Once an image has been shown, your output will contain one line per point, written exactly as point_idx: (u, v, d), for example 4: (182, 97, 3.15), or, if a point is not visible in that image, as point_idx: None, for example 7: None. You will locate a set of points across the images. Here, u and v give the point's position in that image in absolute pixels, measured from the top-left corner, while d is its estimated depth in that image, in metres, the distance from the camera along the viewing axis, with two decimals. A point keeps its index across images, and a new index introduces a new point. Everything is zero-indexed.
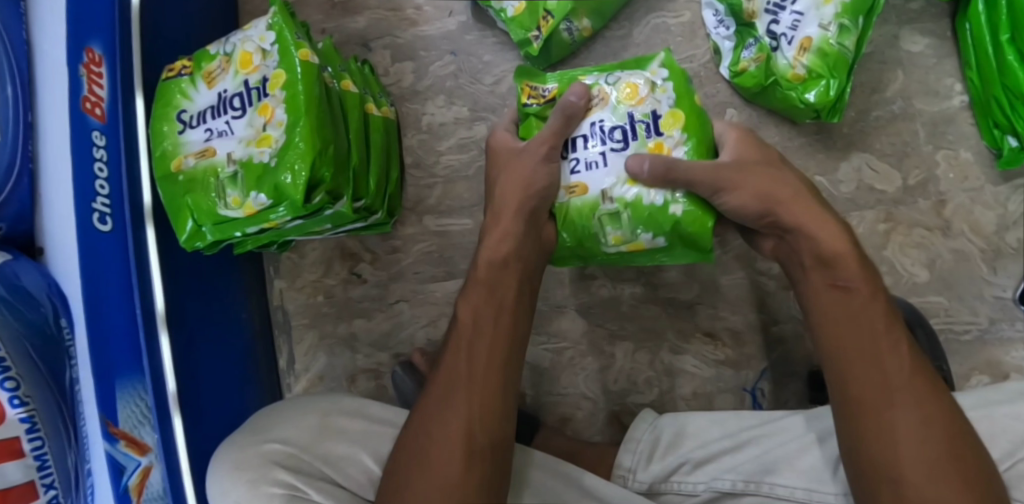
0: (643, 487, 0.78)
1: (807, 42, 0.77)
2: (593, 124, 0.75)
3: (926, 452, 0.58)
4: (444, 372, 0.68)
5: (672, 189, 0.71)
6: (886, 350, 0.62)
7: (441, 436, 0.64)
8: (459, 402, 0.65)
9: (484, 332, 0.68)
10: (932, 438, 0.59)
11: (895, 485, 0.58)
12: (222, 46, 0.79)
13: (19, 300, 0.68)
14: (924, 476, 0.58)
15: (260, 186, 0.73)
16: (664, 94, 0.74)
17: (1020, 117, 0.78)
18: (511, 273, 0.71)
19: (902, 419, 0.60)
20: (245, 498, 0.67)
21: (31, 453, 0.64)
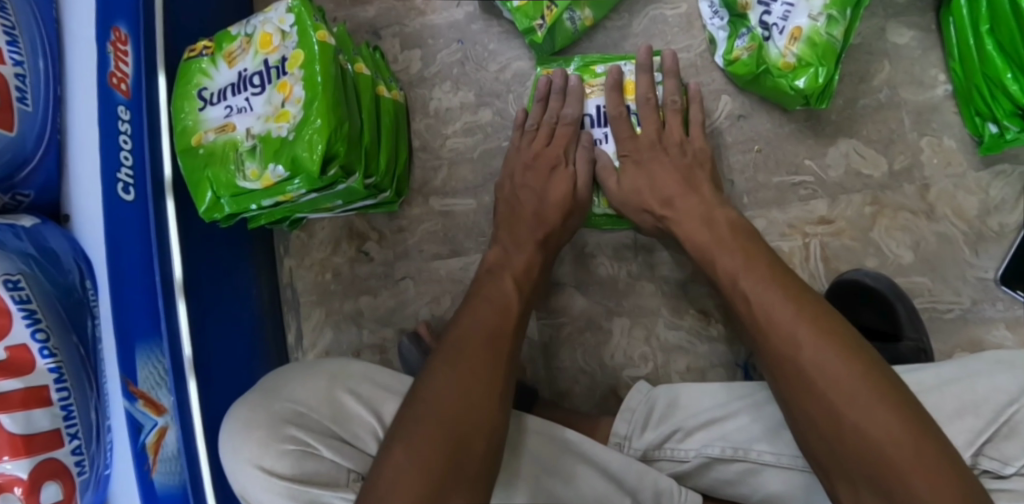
0: (638, 453, 0.82)
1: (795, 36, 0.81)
2: (596, 107, 0.90)
3: (836, 373, 0.58)
4: (473, 316, 0.73)
5: None
6: (773, 299, 0.65)
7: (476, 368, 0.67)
8: (491, 343, 0.70)
9: (512, 305, 0.75)
10: (840, 363, 0.59)
11: (820, 412, 0.59)
12: (242, 28, 0.83)
13: (47, 259, 0.71)
14: (839, 400, 0.58)
15: (277, 159, 0.77)
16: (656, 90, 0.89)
17: (1000, 105, 0.82)
18: (520, 261, 0.80)
19: (801, 347, 0.61)
20: (254, 455, 0.70)
21: (58, 403, 0.68)
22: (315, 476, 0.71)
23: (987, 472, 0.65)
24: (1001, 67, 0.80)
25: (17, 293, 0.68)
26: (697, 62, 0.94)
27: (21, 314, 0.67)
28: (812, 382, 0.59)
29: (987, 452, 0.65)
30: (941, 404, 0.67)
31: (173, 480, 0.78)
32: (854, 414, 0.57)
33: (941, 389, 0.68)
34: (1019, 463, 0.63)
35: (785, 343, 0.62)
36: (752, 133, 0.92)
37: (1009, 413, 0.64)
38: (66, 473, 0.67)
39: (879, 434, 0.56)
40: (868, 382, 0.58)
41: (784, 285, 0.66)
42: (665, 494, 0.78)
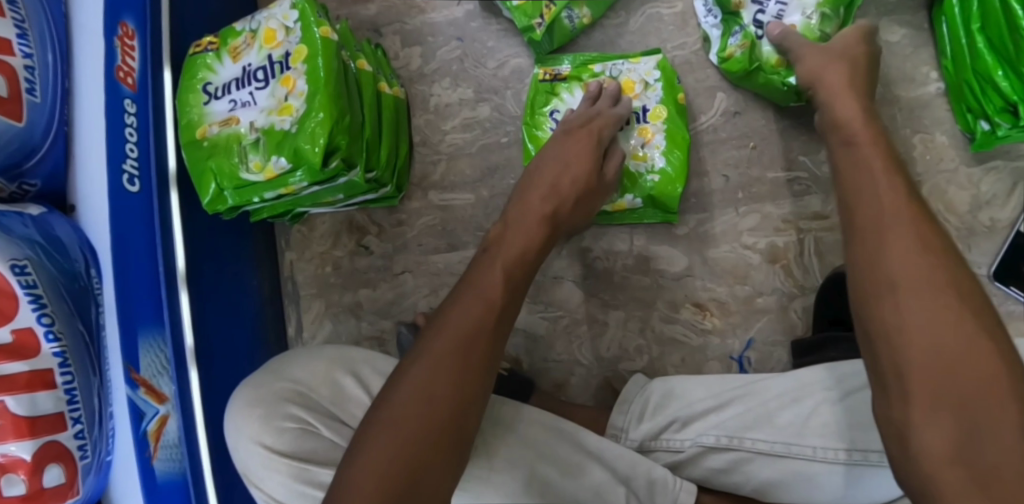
0: (634, 444, 0.84)
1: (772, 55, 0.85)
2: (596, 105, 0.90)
3: (922, 282, 0.50)
4: (455, 312, 0.63)
5: (652, 162, 0.89)
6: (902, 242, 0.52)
7: (443, 377, 0.59)
8: (465, 347, 0.61)
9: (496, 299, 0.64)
10: (930, 273, 0.50)
11: (892, 323, 0.49)
12: (247, 23, 0.85)
13: (52, 246, 0.72)
14: (912, 311, 0.49)
15: (280, 151, 0.79)
16: (654, 92, 0.90)
17: (991, 102, 0.83)
18: (514, 250, 0.73)
19: (907, 300, 0.49)
20: (255, 432, 0.72)
21: (62, 387, 0.69)
22: (313, 454, 0.72)
23: None
24: (992, 64, 0.81)
25: (24, 278, 0.68)
26: (692, 59, 0.95)
27: (28, 300, 0.68)
28: (907, 348, 0.48)
29: None
30: None
31: (173, 467, 0.79)
32: (936, 336, 0.48)
33: None
34: None
35: (890, 280, 0.51)
36: (747, 129, 0.93)
37: None
38: (69, 457, 0.68)
39: (968, 371, 0.46)
40: (935, 294, 0.49)
41: (920, 231, 0.52)
42: (658, 484, 0.78)
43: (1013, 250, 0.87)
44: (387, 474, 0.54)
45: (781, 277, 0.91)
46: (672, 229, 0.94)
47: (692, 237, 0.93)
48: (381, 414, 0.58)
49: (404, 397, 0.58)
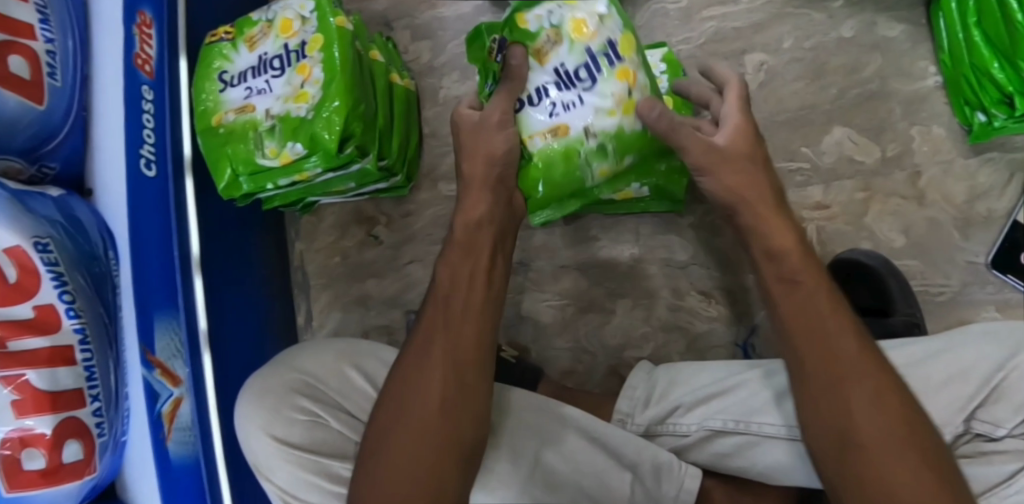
0: (640, 429, 0.85)
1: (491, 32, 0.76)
2: None
3: (840, 356, 0.59)
4: (424, 328, 0.67)
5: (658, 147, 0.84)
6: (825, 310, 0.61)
7: (416, 400, 0.64)
8: (437, 365, 0.66)
9: (454, 301, 0.67)
10: (848, 345, 0.59)
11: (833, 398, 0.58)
12: (263, 14, 0.86)
13: (72, 226, 0.73)
14: (850, 389, 0.58)
15: (296, 137, 0.80)
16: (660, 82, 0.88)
17: (987, 93, 0.85)
18: (485, 237, 0.70)
19: (859, 389, 0.58)
20: (265, 424, 0.74)
21: (81, 363, 0.70)
22: (324, 445, 0.75)
23: (980, 435, 0.69)
24: (988, 56, 0.84)
25: (46, 255, 0.69)
26: (697, 53, 0.97)
27: (50, 277, 0.69)
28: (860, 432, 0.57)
29: (981, 416, 0.69)
30: (935, 369, 0.70)
31: (187, 449, 0.80)
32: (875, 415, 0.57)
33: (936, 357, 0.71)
34: (1010, 425, 0.67)
35: (817, 331, 0.60)
36: None
37: (999, 378, 0.68)
38: (86, 433, 0.69)
39: (897, 457, 0.55)
40: (874, 381, 0.58)
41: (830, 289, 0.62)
42: (664, 468, 0.80)
43: (1008, 240, 0.89)
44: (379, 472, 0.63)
45: None
46: (677, 219, 0.95)
47: (696, 228, 0.95)
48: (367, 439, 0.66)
49: (384, 418, 0.66)
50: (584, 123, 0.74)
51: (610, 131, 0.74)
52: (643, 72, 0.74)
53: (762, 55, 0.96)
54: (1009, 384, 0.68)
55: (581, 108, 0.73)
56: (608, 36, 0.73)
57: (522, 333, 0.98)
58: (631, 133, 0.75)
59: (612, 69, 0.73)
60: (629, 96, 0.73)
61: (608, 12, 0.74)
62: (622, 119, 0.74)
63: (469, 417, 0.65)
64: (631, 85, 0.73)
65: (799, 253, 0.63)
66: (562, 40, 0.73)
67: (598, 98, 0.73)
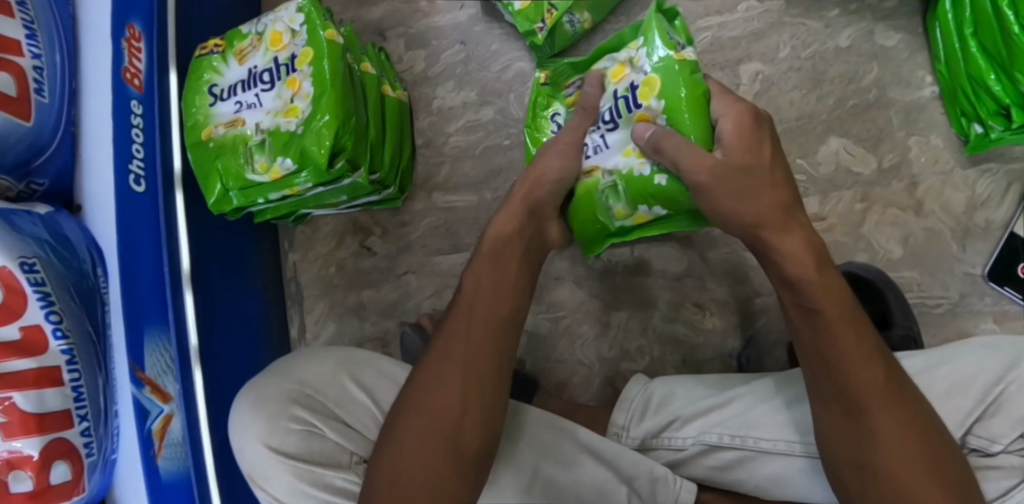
0: (635, 442, 0.84)
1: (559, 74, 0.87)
2: (601, 109, 0.79)
3: (867, 382, 0.59)
4: (445, 339, 0.69)
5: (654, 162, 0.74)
6: (854, 337, 0.61)
7: (439, 411, 0.66)
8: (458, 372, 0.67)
9: (482, 307, 0.70)
10: (875, 373, 0.60)
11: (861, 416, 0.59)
12: (253, 26, 0.86)
13: (60, 244, 0.73)
14: (878, 411, 0.59)
15: (286, 152, 0.79)
16: (642, 64, 0.74)
17: (984, 105, 0.84)
18: (515, 248, 0.74)
19: (860, 370, 0.60)
20: (261, 434, 0.73)
21: (70, 384, 0.69)
22: (320, 455, 0.73)
23: (975, 451, 0.68)
24: (984, 68, 0.83)
25: (33, 275, 0.69)
26: None
27: (36, 297, 0.69)
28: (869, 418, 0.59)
29: (977, 433, 0.67)
30: (931, 384, 0.69)
31: (178, 466, 0.80)
32: (901, 436, 0.58)
33: (932, 371, 0.70)
34: (1007, 440, 0.66)
35: (815, 322, 0.62)
36: None
37: (996, 393, 0.67)
38: (75, 454, 0.69)
39: (916, 478, 0.57)
40: (897, 406, 0.59)
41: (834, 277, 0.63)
42: (660, 482, 0.79)
43: (1007, 251, 0.89)
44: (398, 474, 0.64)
45: None
46: (673, 229, 0.94)
47: (693, 238, 0.94)
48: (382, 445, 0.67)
49: (402, 428, 0.66)
50: (604, 166, 0.78)
51: (621, 171, 0.76)
52: (664, 118, 0.72)
53: (758, 64, 0.95)
54: (1007, 400, 0.67)
55: (607, 151, 0.77)
56: (632, 80, 0.75)
57: (518, 344, 0.98)
58: (640, 176, 0.75)
59: (631, 114, 0.75)
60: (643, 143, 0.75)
61: (642, 52, 0.74)
62: (634, 162, 0.75)
63: (486, 429, 0.67)
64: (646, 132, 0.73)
65: (805, 242, 0.63)
66: (604, 81, 0.79)
67: (617, 141, 0.77)
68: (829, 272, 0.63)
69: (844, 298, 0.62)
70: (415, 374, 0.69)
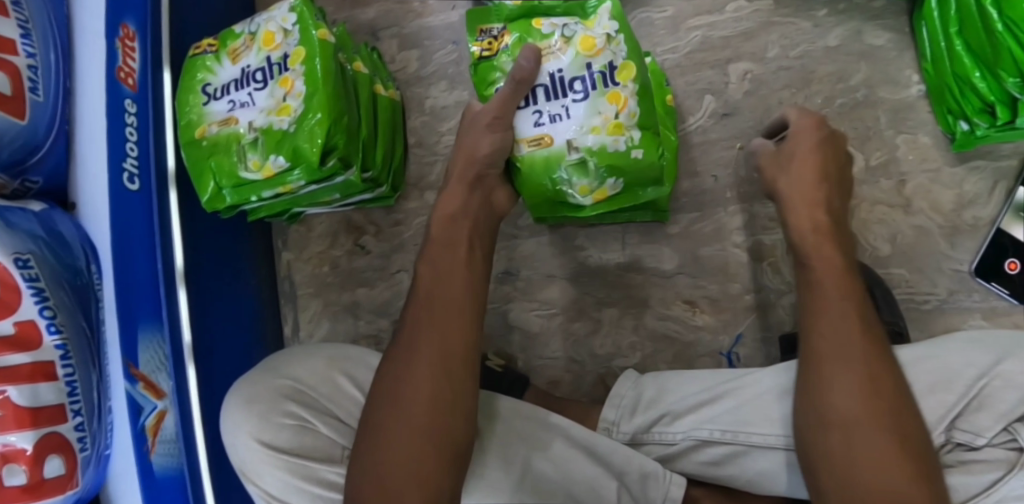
0: (626, 438, 0.85)
1: (482, 24, 0.84)
2: (551, 73, 0.80)
3: (835, 335, 0.65)
4: (409, 326, 0.74)
5: (630, 135, 0.78)
6: (840, 290, 0.67)
7: (407, 393, 0.70)
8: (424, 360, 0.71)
9: (438, 294, 0.74)
10: (847, 325, 0.65)
11: (814, 372, 0.65)
12: (246, 26, 0.86)
13: (54, 240, 0.74)
14: (828, 366, 0.64)
15: (279, 150, 0.80)
16: (619, 45, 0.79)
17: (970, 102, 0.85)
18: (462, 232, 0.78)
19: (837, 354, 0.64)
20: (255, 429, 0.73)
21: (63, 379, 0.70)
22: (313, 450, 0.74)
23: (961, 444, 0.69)
24: (969, 66, 0.83)
25: (27, 271, 0.70)
26: (682, 62, 0.97)
27: (30, 293, 0.69)
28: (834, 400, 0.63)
29: (961, 426, 0.68)
30: (916, 378, 0.70)
31: (171, 461, 0.81)
32: (848, 390, 0.62)
33: (917, 365, 0.71)
34: (991, 434, 0.66)
35: (816, 305, 0.67)
36: (736, 130, 0.95)
37: (980, 387, 0.67)
38: (69, 447, 0.70)
39: (866, 430, 0.61)
40: (875, 377, 0.62)
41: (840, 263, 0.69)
42: (650, 477, 0.80)
43: (995, 247, 0.89)
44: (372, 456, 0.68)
45: (770, 275, 0.92)
46: (663, 228, 0.95)
47: (683, 236, 0.95)
48: (364, 431, 0.71)
49: (375, 412, 0.71)
50: (567, 137, 0.79)
51: (592, 148, 0.78)
52: (636, 100, 0.78)
53: (748, 64, 0.96)
54: (991, 394, 0.67)
55: (566, 120, 0.79)
56: (611, 60, 0.78)
57: (510, 342, 0.99)
58: (613, 151, 0.78)
59: (605, 90, 0.78)
60: (616, 118, 0.78)
61: (617, 36, 0.79)
62: (606, 139, 0.78)
63: (458, 406, 0.70)
64: (620, 109, 0.78)
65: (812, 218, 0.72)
66: (568, 50, 0.80)
67: (585, 114, 0.78)
68: (829, 241, 0.70)
69: (839, 259, 0.69)
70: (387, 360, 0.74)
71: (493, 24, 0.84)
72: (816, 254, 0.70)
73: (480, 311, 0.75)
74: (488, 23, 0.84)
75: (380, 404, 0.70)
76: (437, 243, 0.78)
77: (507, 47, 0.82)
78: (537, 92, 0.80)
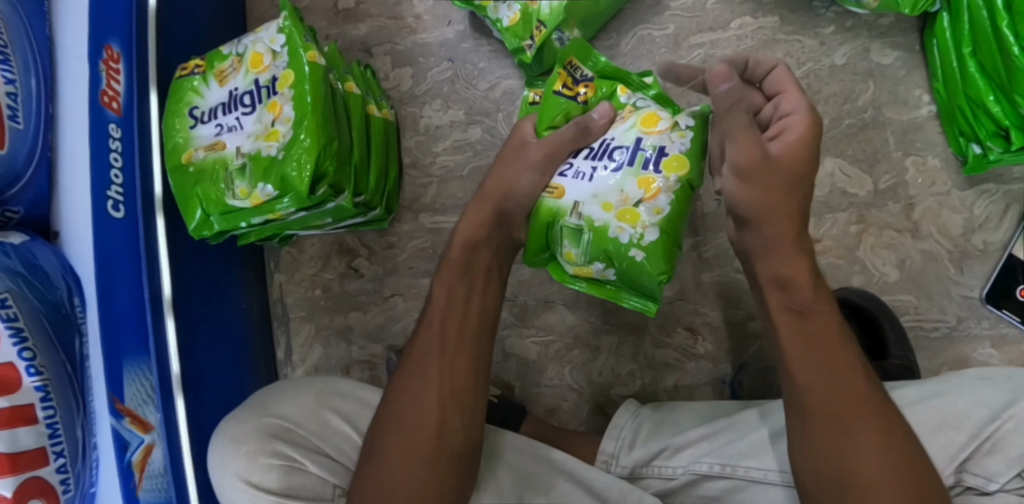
0: (625, 471, 0.81)
1: (575, 60, 0.79)
2: (605, 140, 0.76)
3: (850, 390, 0.61)
4: (420, 347, 0.72)
5: (641, 232, 0.73)
6: (836, 342, 0.63)
7: (416, 417, 0.68)
8: (434, 378, 0.70)
9: (451, 309, 0.73)
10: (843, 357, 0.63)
11: (836, 433, 0.60)
12: (234, 47, 0.84)
13: (35, 275, 0.71)
14: (851, 425, 0.60)
15: (266, 178, 0.77)
16: (680, 139, 0.74)
17: (982, 125, 0.82)
18: (482, 261, 0.76)
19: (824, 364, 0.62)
20: (241, 469, 0.71)
21: (43, 422, 0.68)
22: (302, 490, 0.71)
23: (971, 488, 0.66)
24: (983, 89, 0.81)
25: (5, 311, 0.68)
26: None
27: (9, 334, 0.68)
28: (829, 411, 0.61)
29: (970, 469, 0.65)
30: (925, 419, 0.67)
31: (158, 497, 0.78)
32: (871, 453, 0.58)
33: (926, 405, 0.68)
34: (1003, 479, 0.64)
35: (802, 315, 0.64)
36: None
37: (991, 429, 0.64)
38: (52, 492, 0.68)
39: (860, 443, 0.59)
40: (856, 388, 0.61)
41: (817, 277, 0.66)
42: None
43: (1005, 273, 0.87)
44: (377, 475, 0.67)
45: None
46: None
47: (684, 261, 0.92)
48: (365, 454, 0.69)
49: (379, 436, 0.69)
50: (577, 199, 0.75)
51: (595, 223, 0.74)
52: (669, 197, 0.73)
53: None
54: (1005, 437, 0.64)
55: (587, 184, 0.75)
56: (664, 145, 0.74)
57: (506, 369, 0.97)
58: (613, 238, 0.74)
59: (641, 171, 0.74)
60: (636, 205, 0.73)
61: (686, 129, 0.74)
62: (613, 221, 0.74)
63: (467, 429, 0.69)
64: (645, 198, 0.73)
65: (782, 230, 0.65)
66: (629, 119, 0.76)
67: (607, 186, 0.74)
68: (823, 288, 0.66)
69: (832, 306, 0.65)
70: (393, 378, 0.72)
71: (585, 68, 0.80)
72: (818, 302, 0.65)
73: (491, 331, 0.74)
74: (580, 61, 0.80)
75: (388, 420, 0.69)
76: (455, 263, 0.76)
77: (587, 99, 0.80)
78: (585, 150, 0.77)
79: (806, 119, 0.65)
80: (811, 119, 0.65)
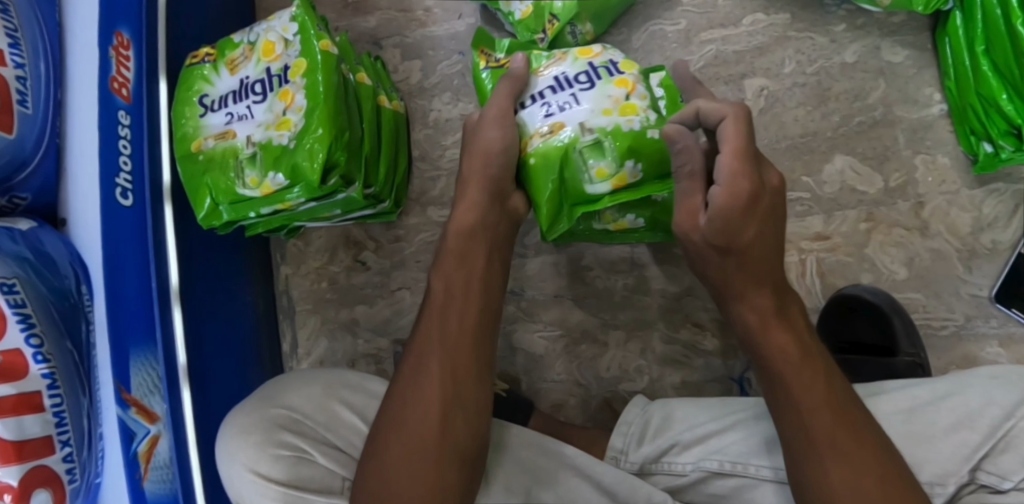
0: (634, 467, 0.80)
1: (484, 47, 0.85)
2: (557, 78, 0.79)
3: (824, 417, 0.60)
4: (422, 338, 0.71)
5: (645, 115, 0.76)
6: (804, 384, 0.61)
7: (420, 405, 0.67)
8: (437, 368, 0.69)
9: (452, 298, 0.72)
10: (818, 387, 0.61)
11: (813, 475, 0.59)
12: (245, 35, 0.83)
13: (42, 262, 0.71)
14: (827, 456, 0.59)
15: (278, 167, 0.77)
16: (615, 54, 0.81)
17: (994, 124, 0.83)
18: (480, 246, 0.74)
19: (799, 392, 0.61)
20: (249, 459, 0.70)
21: (50, 409, 0.68)
22: (312, 482, 0.71)
23: (984, 486, 0.66)
24: (996, 87, 0.81)
25: (12, 296, 0.68)
26: (695, 76, 0.94)
27: (16, 319, 0.67)
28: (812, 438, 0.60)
29: (985, 467, 0.65)
30: (938, 418, 0.68)
31: (164, 488, 0.76)
32: (848, 492, 0.57)
33: (940, 405, 0.68)
34: (1017, 478, 0.63)
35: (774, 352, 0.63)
36: None
37: (1005, 428, 0.64)
38: (57, 481, 0.67)
39: (845, 468, 0.58)
40: (833, 417, 0.59)
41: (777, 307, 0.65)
42: None
43: (1014, 273, 0.87)
44: (382, 464, 0.66)
45: None
46: (673, 248, 0.93)
47: None
48: (370, 445, 0.68)
49: (384, 427, 0.68)
50: (579, 120, 0.75)
51: (607, 129, 0.75)
52: (644, 86, 0.78)
53: (763, 80, 0.93)
54: (1017, 436, 0.64)
55: (576, 106, 0.76)
56: (611, 59, 0.79)
57: (513, 364, 0.96)
58: (629, 130, 0.75)
59: (610, 78, 0.77)
60: (626, 100, 0.76)
61: (615, 48, 0.82)
62: (619, 119, 0.75)
63: (471, 421, 0.68)
64: (629, 92, 0.77)
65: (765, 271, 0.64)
66: (568, 57, 0.80)
67: (595, 98, 0.76)
68: (778, 328, 0.64)
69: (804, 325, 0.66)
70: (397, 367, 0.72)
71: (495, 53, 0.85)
72: (766, 342, 0.64)
73: (495, 322, 0.74)
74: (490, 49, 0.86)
75: (393, 409, 0.68)
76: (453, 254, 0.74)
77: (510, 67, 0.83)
78: (549, 93, 0.78)
79: (729, 191, 0.61)
80: (735, 190, 0.60)
